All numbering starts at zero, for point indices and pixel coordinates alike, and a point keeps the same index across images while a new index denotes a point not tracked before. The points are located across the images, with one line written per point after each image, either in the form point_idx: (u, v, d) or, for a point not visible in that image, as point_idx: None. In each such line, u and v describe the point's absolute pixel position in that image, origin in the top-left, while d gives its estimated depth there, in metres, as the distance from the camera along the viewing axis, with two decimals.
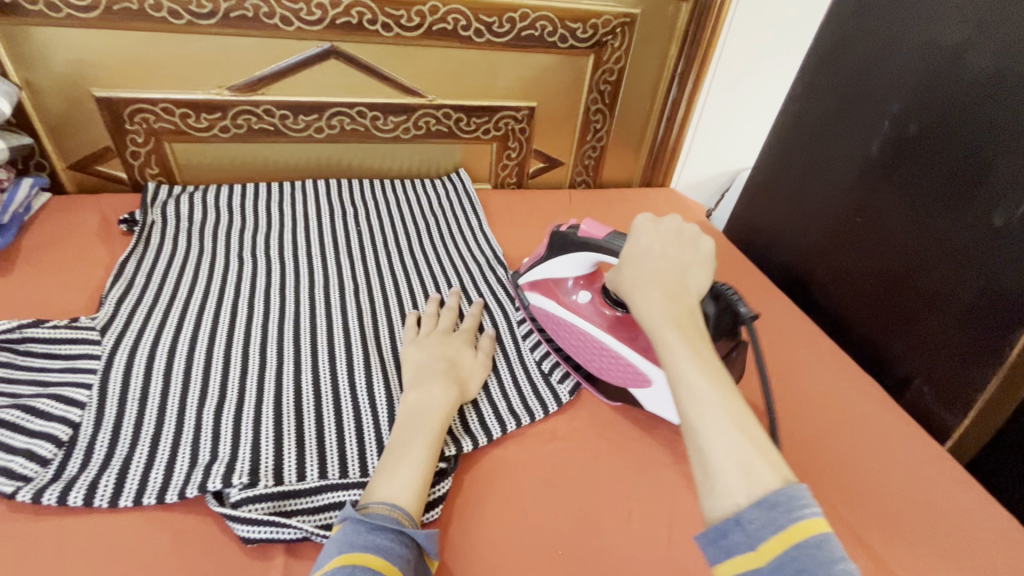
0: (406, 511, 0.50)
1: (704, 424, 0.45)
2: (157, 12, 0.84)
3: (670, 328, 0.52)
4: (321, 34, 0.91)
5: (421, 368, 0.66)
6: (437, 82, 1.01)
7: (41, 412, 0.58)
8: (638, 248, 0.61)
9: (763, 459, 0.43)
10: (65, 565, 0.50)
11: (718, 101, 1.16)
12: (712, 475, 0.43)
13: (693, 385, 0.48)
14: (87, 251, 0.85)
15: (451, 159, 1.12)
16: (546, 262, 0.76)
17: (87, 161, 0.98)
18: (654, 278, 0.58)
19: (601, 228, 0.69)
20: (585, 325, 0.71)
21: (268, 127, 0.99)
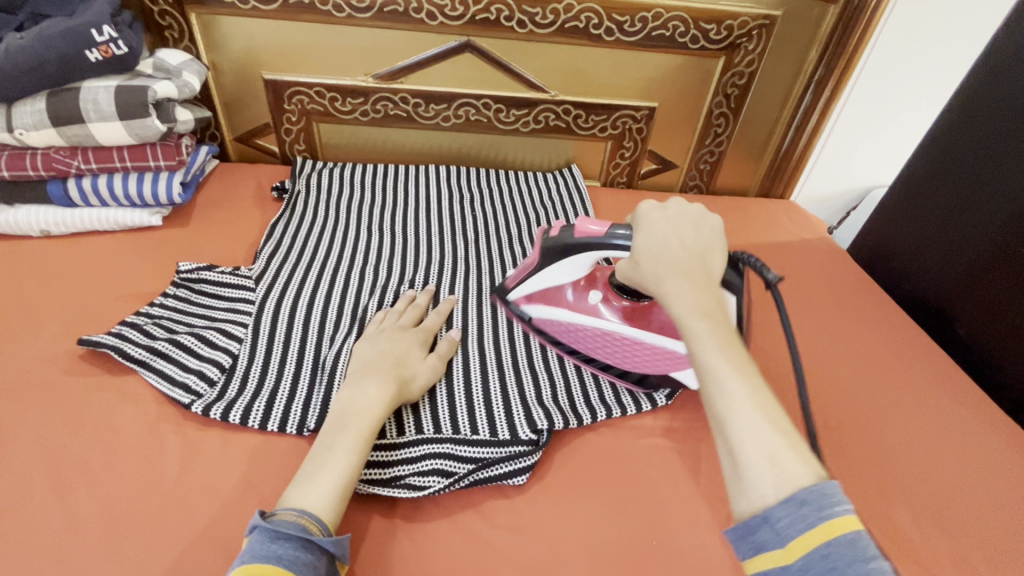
0: (316, 519, 0.49)
1: (735, 422, 0.44)
2: (324, 6, 0.94)
3: (699, 320, 0.50)
4: (461, 29, 0.97)
5: (364, 365, 0.63)
6: (562, 78, 1.04)
7: (210, 342, 0.69)
8: (652, 232, 0.57)
9: (797, 456, 0.42)
10: (226, 471, 0.58)
11: (854, 114, 1.09)
12: (741, 473, 0.43)
13: (722, 383, 0.46)
14: (247, 212, 0.98)
15: (563, 155, 1.15)
16: (545, 269, 0.71)
17: (248, 134, 1.12)
18: (680, 268, 0.53)
19: (596, 224, 0.64)
20: (605, 324, 0.70)
21: (402, 114, 1.08)
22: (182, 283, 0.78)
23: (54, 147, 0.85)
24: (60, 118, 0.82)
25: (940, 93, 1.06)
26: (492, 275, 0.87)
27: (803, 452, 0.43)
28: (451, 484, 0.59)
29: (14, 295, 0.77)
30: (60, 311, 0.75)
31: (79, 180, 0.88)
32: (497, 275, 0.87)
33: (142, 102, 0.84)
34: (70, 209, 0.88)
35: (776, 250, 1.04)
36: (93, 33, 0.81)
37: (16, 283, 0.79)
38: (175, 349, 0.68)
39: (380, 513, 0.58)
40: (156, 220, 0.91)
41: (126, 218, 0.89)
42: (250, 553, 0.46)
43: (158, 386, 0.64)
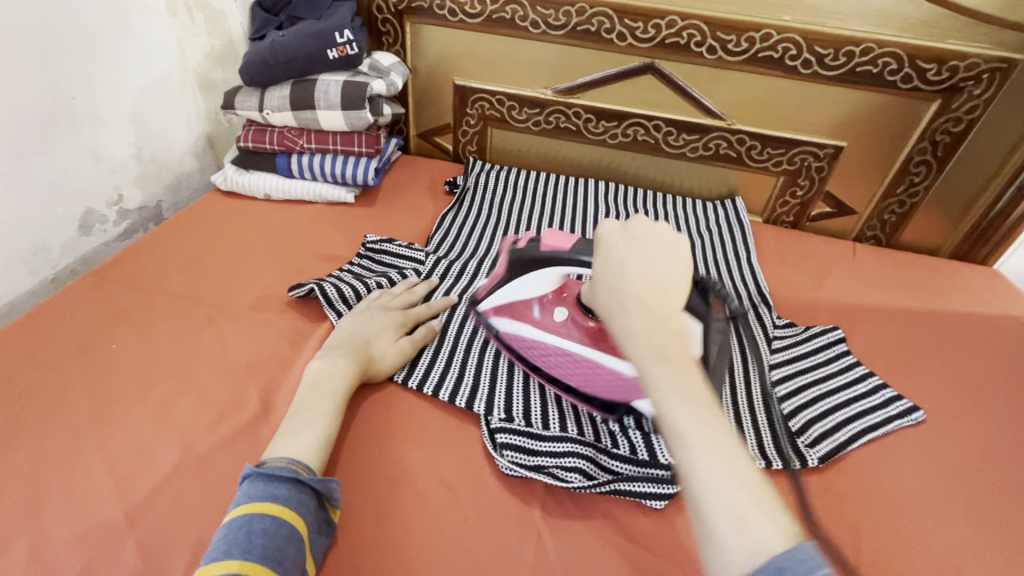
0: (306, 465, 0.55)
1: (699, 480, 0.40)
2: (523, 22, 1.02)
3: (656, 360, 0.45)
4: (649, 51, 0.99)
5: (339, 339, 0.70)
6: (741, 107, 1.01)
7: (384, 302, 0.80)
8: (612, 259, 0.52)
9: (765, 513, 0.38)
10: (395, 430, 0.66)
11: None
12: (710, 539, 0.38)
13: (681, 431, 0.42)
14: (422, 201, 1.08)
15: (725, 185, 1.11)
16: (510, 283, 0.73)
17: (430, 132, 1.23)
18: (634, 298, 0.49)
19: (567, 241, 0.68)
20: (562, 343, 0.69)
21: (572, 127, 1.12)
22: (366, 253, 0.90)
23: (288, 128, 1.02)
24: (298, 103, 0.98)
25: None
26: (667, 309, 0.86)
27: (768, 509, 0.38)
28: (591, 486, 0.60)
29: (243, 244, 0.93)
30: (274, 264, 0.89)
31: (300, 156, 1.03)
32: None
33: (361, 95, 0.97)
34: (288, 178, 1.04)
35: (971, 320, 0.91)
36: (335, 36, 0.95)
37: (245, 235, 0.95)
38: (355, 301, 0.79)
39: (523, 499, 0.60)
40: (350, 196, 1.04)
41: (327, 192, 1.03)
42: (245, 497, 0.51)
43: None
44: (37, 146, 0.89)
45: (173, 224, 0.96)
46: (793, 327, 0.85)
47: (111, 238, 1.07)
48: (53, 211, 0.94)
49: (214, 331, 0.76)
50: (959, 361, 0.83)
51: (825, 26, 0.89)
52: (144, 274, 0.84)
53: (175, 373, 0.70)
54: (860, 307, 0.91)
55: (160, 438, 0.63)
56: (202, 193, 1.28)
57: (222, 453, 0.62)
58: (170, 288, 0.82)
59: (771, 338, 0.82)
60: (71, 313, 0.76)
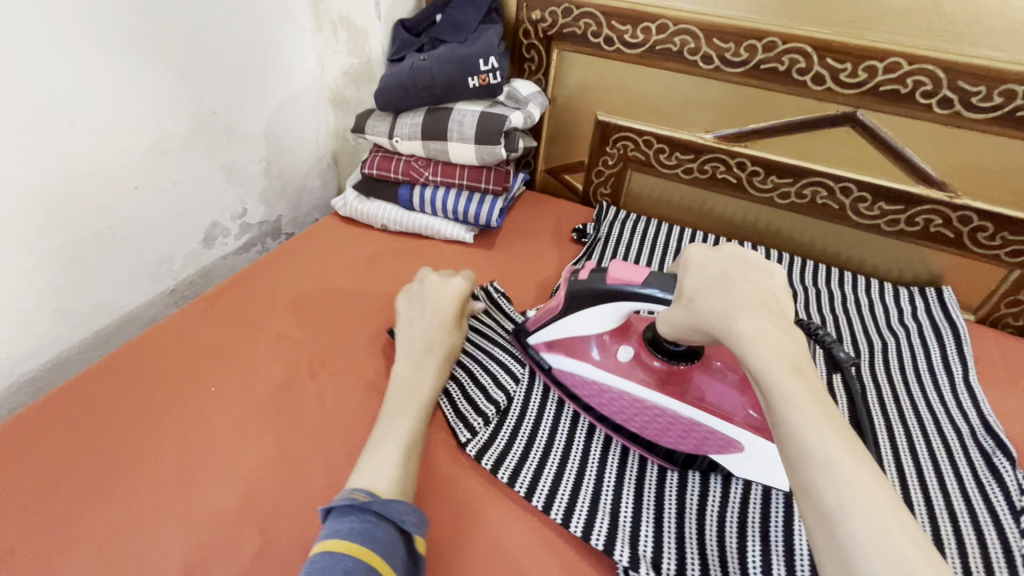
0: (365, 489, 0.49)
1: (849, 509, 0.35)
2: (692, 56, 0.87)
3: (785, 378, 0.42)
4: (854, 98, 0.79)
5: (410, 341, 0.68)
6: (974, 176, 0.78)
7: (495, 378, 0.71)
8: (710, 272, 0.52)
9: (930, 562, 0.33)
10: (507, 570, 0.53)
11: None
12: (859, 570, 0.33)
13: (818, 452, 0.38)
14: (546, 249, 0.96)
15: (926, 270, 0.88)
16: (569, 318, 0.66)
17: (560, 168, 1.11)
18: (746, 304, 0.48)
19: (636, 272, 0.59)
20: (628, 387, 0.63)
21: (732, 180, 0.95)
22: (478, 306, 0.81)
23: (416, 157, 0.94)
24: (430, 132, 0.90)
25: None
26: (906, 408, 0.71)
27: (921, 538, 0.34)
28: None
29: (354, 281, 0.86)
30: (383, 307, 0.81)
31: (423, 188, 0.95)
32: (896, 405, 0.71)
33: (498, 128, 0.87)
34: (407, 210, 0.96)
35: None
36: (480, 62, 0.86)
37: (357, 268, 0.89)
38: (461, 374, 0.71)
39: None
40: (470, 236, 0.94)
41: (446, 229, 0.94)
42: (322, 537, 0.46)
43: (449, 420, 0.66)
44: (178, 159, 0.89)
45: (289, 249, 0.92)
46: None
47: (230, 251, 1.06)
48: (183, 224, 0.94)
49: (316, 383, 0.69)
50: None
51: None
52: (255, 304, 0.80)
53: (271, 432, 0.63)
54: None
55: (243, 515, 0.55)
56: (321, 210, 1.27)
57: (304, 552, 0.53)
58: (277, 325, 0.77)
59: (1018, 509, 0.59)
60: (183, 345, 0.73)
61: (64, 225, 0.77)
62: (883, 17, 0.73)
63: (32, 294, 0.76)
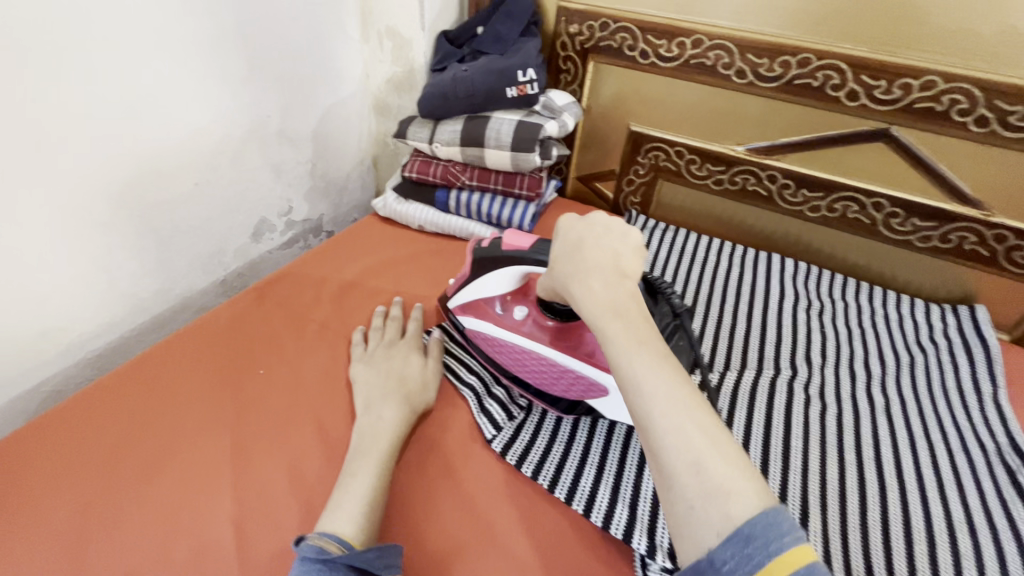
0: (335, 539, 0.49)
1: (658, 427, 0.41)
2: (726, 70, 0.89)
3: (613, 324, 0.48)
4: (888, 115, 0.80)
5: (370, 388, 0.68)
6: (1011, 196, 0.78)
7: None
8: (572, 236, 0.58)
9: (720, 454, 0.40)
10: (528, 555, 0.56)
11: None
12: (668, 481, 0.40)
13: (642, 384, 0.43)
14: None
15: (961, 287, 0.88)
16: (472, 283, 0.74)
17: (591, 176, 1.14)
18: (591, 265, 0.54)
19: (525, 237, 0.69)
20: (524, 342, 0.69)
21: (762, 192, 0.96)
22: None
23: (453, 162, 0.98)
24: (467, 138, 0.94)
25: None
26: (948, 429, 0.70)
27: (729, 448, 0.40)
28: None
29: (391, 278, 0.91)
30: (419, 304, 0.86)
31: (460, 192, 0.99)
32: (938, 424, 0.71)
33: (533, 137, 0.91)
34: (443, 212, 1.00)
35: None
36: (518, 74, 0.90)
37: (395, 266, 0.93)
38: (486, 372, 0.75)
39: None
40: (502, 239, 0.98)
41: (479, 232, 0.98)
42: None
43: (476, 413, 0.69)
44: (233, 159, 0.96)
45: (331, 246, 0.97)
46: None
47: (276, 246, 1.12)
48: (235, 219, 1.01)
49: None
50: None
51: None
52: (300, 296, 0.85)
53: (314, 416, 0.68)
54: None
55: (287, 490, 0.60)
56: (360, 211, 1.33)
57: None
58: (321, 317, 0.82)
59: None
60: (234, 331, 0.78)
61: (132, 217, 0.84)
62: (919, 36, 0.75)
63: (102, 280, 0.83)
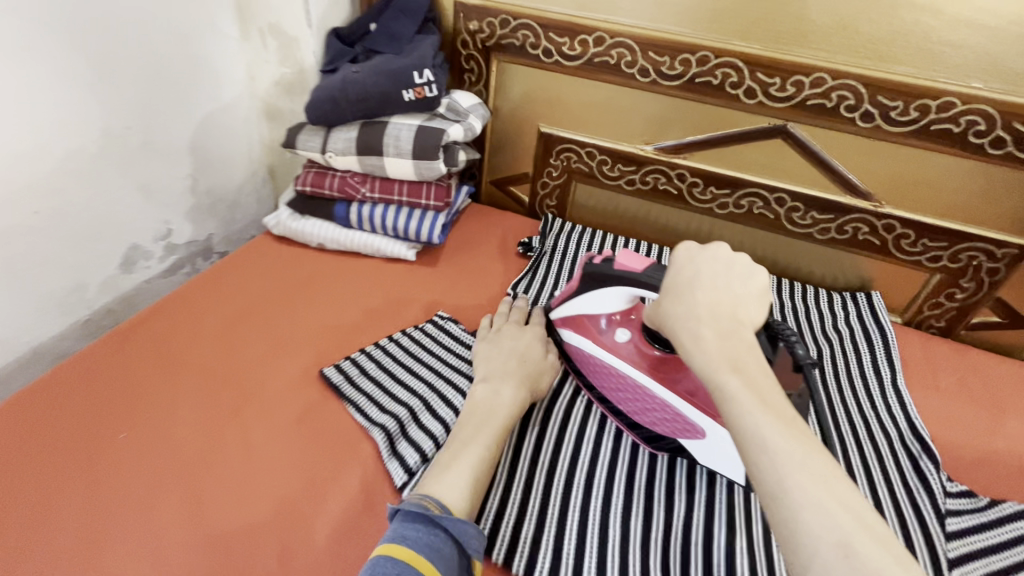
0: (439, 501, 0.53)
1: (790, 489, 0.40)
2: (630, 69, 0.87)
3: (727, 372, 0.47)
4: (784, 111, 0.81)
5: (493, 366, 0.70)
6: (896, 187, 0.81)
7: (434, 409, 0.69)
8: (704, 283, 0.54)
9: (874, 540, 0.38)
10: None
11: None
12: (802, 550, 0.39)
13: (765, 444, 0.42)
14: (492, 264, 0.94)
15: (858, 275, 0.92)
16: (583, 296, 0.70)
17: (505, 180, 1.09)
18: (712, 311, 0.52)
19: (638, 262, 0.64)
20: (615, 360, 0.67)
21: (673, 191, 0.95)
22: (417, 330, 0.79)
23: (351, 173, 0.90)
24: (364, 147, 0.86)
25: None
26: (857, 419, 0.73)
27: (888, 537, 0.38)
28: None
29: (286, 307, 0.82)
30: (320, 334, 0.78)
31: (361, 205, 0.91)
32: (848, 416, 0.73)
33: (435, 143, 0.84)
34: (344, 228, 0.92)
35: None
36: (414, 75, 0.83)
37: (291, 293, 0.84)
38: (399, 406, 0.69)
39: None
40: (411, 254, 0.91)
41: (386, 247, 0.91)
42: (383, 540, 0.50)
43: (387, 458, 0.64)
44: (86, 179, 0.82)
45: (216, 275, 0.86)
46: (972, 498, 0.64)
47: (154, 274, 0.99)
48: (97, 249, 0.87)
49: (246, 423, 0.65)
50: None
51: None
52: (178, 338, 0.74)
53: None
54: None
55: None
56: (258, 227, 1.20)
57: None
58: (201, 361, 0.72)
59: (944, 513, 0.61)
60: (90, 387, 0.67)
61: None
62: (806, 34, 0.76)
63: None
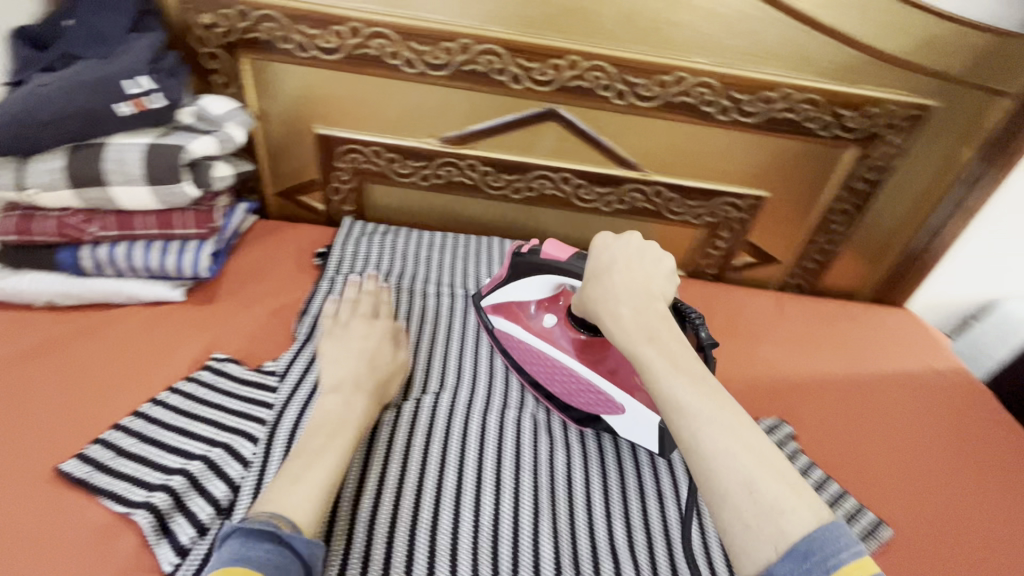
0: (289, 519, 0.48)
1: (697, 448, 0.44)
2: (394, 60, 0.82)
3: (646, 347, 0.50)
4: (549, 95, 0.83)
5: (342, 372, 0.66)
6: (656, 157, 0.89)
7: (220, 471, 0.58)
8: (615, 270, 0.57)
9: (791, 490, 0.41)
10: None
11: (992, 229, 0.93)
12: (719, 500, 0.42)
13: (681, 406, 0.46)
14: (285, 287, 0.85)
15: (644, 239, 1.00)
16: (506, 286, 0.74)
17: (293, 189, 0.98)
18: (637, 294, 0.55)
19: (562, 249, 0.66)
20: (552, 349, 0.70)
21: (467, 181, 0.94)
22: (195, 377, 0.67)
23: (69, 211, 0.73)
24: (79, 178, 0.70)
25: None
26: None
27: (796, 489, 0.42)
28: None
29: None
30: (51, 419, 0.62)
31: (95, 248, 0.75)
32: None
33: (172, 165, 0.71)
34: (78, 278, 0.75)
35: (902, 381, 0.88)
36: (126, 85, 0.70)
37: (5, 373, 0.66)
38: (167, 472, 0.57)
39: None
40: (178, 292, 0.77)
41: (142, 292, 0.76)
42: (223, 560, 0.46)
43: (153, 541, 0.53)
44: None
45: None
46: None
47: None
48: None
49: None
50: (885, 436, 0.79)
51: (740, 69, 0.79)
52: None
53: None
54: (796, 381, 0.85)
55: None
56: None
57: None
58: None
59: None
60: None
61: None
62: (554, 19, 0.77)
63: None
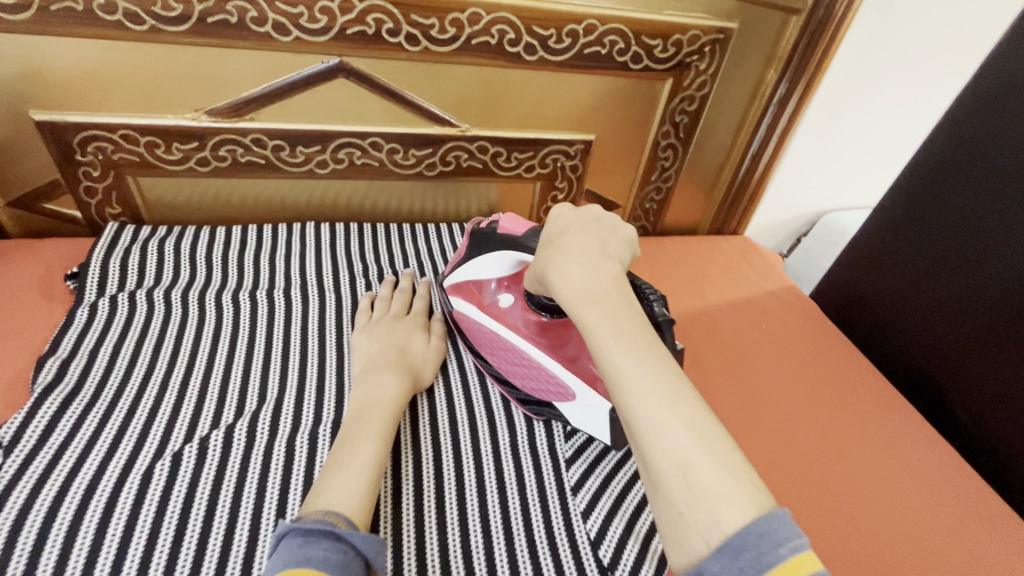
0: (345, 517, 0.44)
1: (644, 429, 0.39)
2: (111, 15, 0.63)
3: (593, 313, 0.44)
4: (329, 46, 0.70)
5: (371, 359, 0.63)
6: (471, 108, 0.80)
7: None
8: (566, 231, 0.51)
9: (731, 476, 0.36)
10: None
11: (804, 148, 0.97)
12: (657, 485, 0.38)
13: (624, 379, 0.41)
14: (25, 326, 0.66)
15: (481, 200, 0.92)
16: (467, 262, 0.66)
17: (27, 199, 0.76)
18: (576, 253, 0.49)
19: (521, 224, 0.61)
20: (503, 331, 0.63)
21: (259, 160, 0.79)
22: None
23: None
24: None
25: (889, 121, 0.97)
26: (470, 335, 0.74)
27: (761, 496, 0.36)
28: None
29: None
30: None
31: None
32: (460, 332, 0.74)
33: None
34: None
35: (741, 307, 0.90)
36: None
37: None
38: None
39: None
40: None
41: None
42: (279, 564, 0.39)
43: None
44: None
45: None
46: None
47: None
48: None
49: None
50: (727, 365, 0.81)
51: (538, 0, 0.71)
52: None
53: None
54: None
55: None
56: None
57: None
58: None
59: None
60: None
61: None
62: None
63: None
